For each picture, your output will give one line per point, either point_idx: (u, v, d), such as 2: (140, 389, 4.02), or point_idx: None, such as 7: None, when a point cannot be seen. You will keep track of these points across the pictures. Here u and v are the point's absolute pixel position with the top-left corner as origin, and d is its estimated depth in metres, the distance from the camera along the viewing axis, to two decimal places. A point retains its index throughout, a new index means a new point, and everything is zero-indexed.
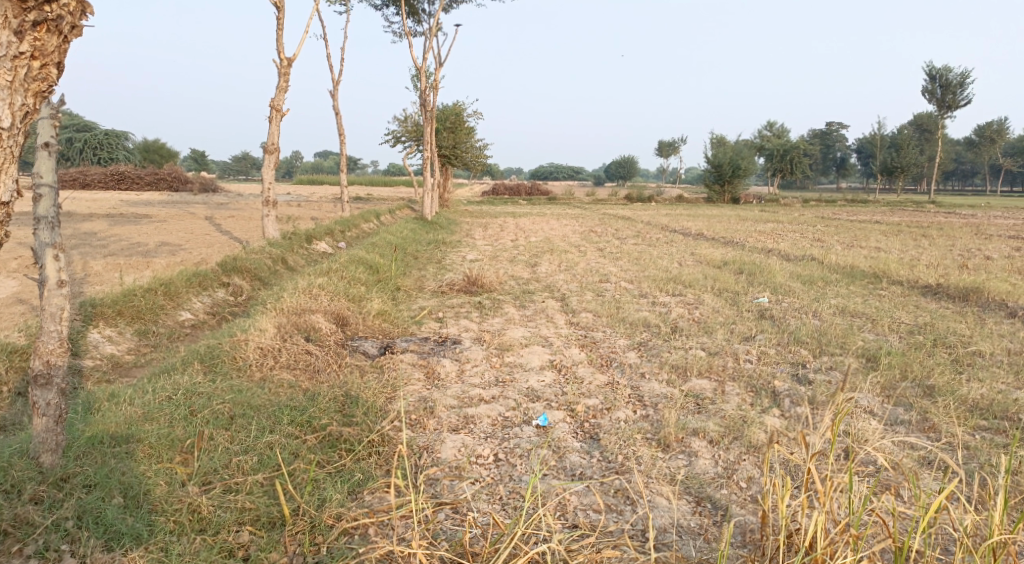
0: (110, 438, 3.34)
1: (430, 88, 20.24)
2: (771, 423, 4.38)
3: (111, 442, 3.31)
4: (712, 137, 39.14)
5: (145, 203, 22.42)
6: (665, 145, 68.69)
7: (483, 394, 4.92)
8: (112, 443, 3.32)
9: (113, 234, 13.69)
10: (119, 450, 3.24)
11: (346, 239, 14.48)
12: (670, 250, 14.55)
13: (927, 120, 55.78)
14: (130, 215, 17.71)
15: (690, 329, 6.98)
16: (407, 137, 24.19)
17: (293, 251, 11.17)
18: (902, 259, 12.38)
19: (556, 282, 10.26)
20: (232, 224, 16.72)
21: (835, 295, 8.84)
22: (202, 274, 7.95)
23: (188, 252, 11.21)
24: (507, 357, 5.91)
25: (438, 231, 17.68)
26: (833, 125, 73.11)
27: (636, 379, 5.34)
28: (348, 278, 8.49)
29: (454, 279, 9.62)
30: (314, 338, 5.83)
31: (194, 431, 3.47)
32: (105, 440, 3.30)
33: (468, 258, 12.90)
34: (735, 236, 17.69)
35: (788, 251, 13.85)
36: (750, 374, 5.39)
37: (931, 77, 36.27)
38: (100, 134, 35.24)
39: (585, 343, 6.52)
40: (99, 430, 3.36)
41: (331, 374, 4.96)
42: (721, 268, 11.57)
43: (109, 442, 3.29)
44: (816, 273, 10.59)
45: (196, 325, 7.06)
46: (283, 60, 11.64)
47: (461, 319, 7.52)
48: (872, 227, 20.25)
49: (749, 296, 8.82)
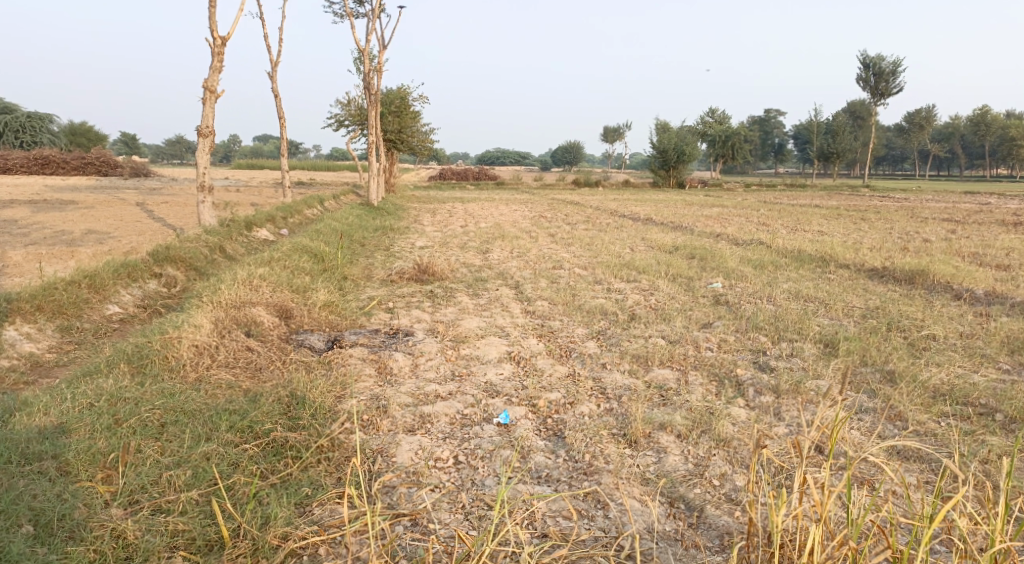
0: (19, 457, 2.91)
1: (375, 70, 19.60)
2: (738, 415, 4.29)
3: (19, 461, 2.88)
4: (658, 123, 39.46)
5: (70, 188, 21.06)
6: (611, 130, 69.09)
7: (440, 390, 4.66)
8: (21, 462, 2.89)
9: (31, 221, 12.69)
10: (29, 470, 2.82)
11: (288, 226, 13.85)
12: (621, 235, 14.51)
13: (860, 107, 57.78)
14: (53, 201, 16.56)
15: (647, 316, 6.87)
16: (352, 121, 23.43)
17: (232, 239, 10.58)
18: (846, 242, 12.67)
19: (509, 269, 10.04)
20: (165, 210, 15.80)
21: (787, 279, 8.91)
22: (132, 265, 7.37)
23: (116, 240, 10.49)
24: (463, 350, 5.66)
25: (385, 217, 17.19)
26: (772, 111, 74.99)
27: (598, 370, 5.18)
28: (292, 268, 8.04)
29: (404, 267, 9.27)
30: (254, 334, 5.42)
31: (119, 442, 3.06)
32: (12, 459, 2.87)
33: (417, 245, 12.53)
34: (683, 220, 17.83)
35: (737, 236, 14.01)
36: (712, 362, 5.30)
37: (866, 65, 37.49)
38: (21, 116, 32.97)
39: (542, 333, 6.33)
40: (4, 447, 2.92)
41: (275, 373, 4.60)
42: (673, 253, 11.58)
43: (17, 461, 2.86)
44: (766, 257, 10.71)
45: (125, 320, 6.53)
46: (217, 37, 10.95)
47: (413, 310, 7.22)
48: (813, 211, 20.76)
49: (703, 281, 8.80)
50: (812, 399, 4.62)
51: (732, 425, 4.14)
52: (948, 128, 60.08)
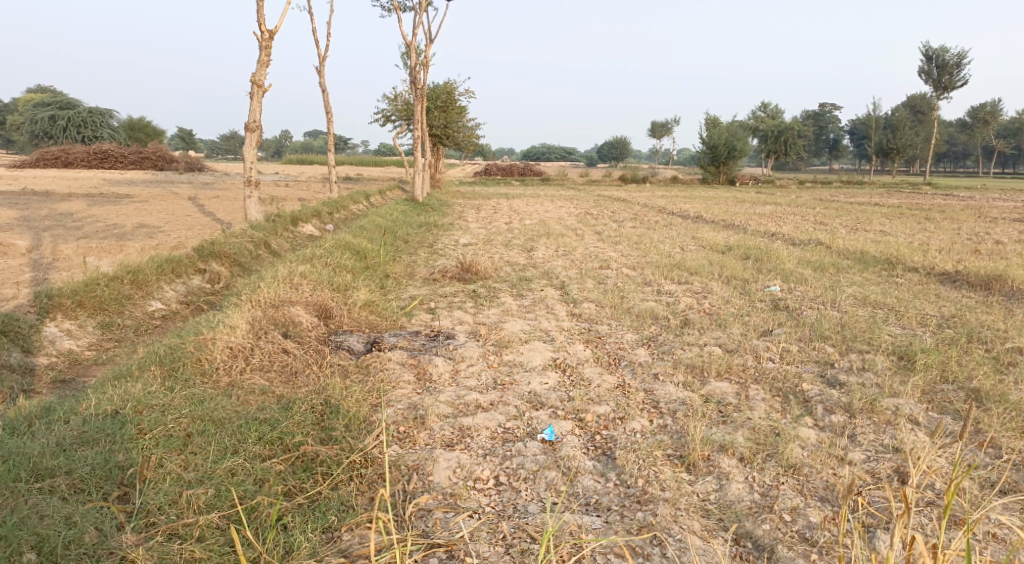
0: (29, 473, 2.76)
1: (421, 65, 19.49)
2: (807, 437, 3.90)
3: (29, 477, 2.74)
4: (707, 118, 38.43)
5: (128, 182, 21.67)
6: (658, 125, 67.83)
7: (481, 400, 4.40)
8: (31, 477, 2.75)
9: (87, 215, 12.98)
10: (39, 487, 2.68)
11: (333, 221, 13.82)
12: (670, 234, 14.02)
13: (921, 101, 55.24)
14: (110, 195, 16.98)
15: (701, 321, 6.46)
16: (398, 116, 23.40)
17: (277, 234, 10.56)
18: (912, 243, 11.91)
19: (554, 268, 9.72)
20: (215, 205, 16.03)
21: (850, 283, 8.34)
22: (176, 260, 7.34)
23: (165, 234, 10.60)
24: (506, 355, 5.38)
25: (429, 213, 17.07)
26: (827, 106, 72.43)
27: (649, 381, 4.83)
28: (334, 265, 7.89)
29: (447, 265, 9.05)
30: (292, 335, 5.26)
31: (138, 456, 2.92)
32: (21, 475, 2.73)
33: (461, 242, 12.31)
34: (734, 218, 17.18)
35: (793, 235, 13.35)
36: (774, 375, 4.89)
37: (928, 57, 35.68)
38: (83, 112, 34.15)
39: (590, 338, 6.00)
40: (14, 462, 2.77)
41: (312, 378, 4.41)
42: (725, 253, 11.07)
43: (26, 477, 2.72)
44: (825, 259, 10.10)
45: (167, 317, 6.48)
46: (264, 31, 10.93)
47: (455, 311, 6.97)
48: (872, 210, 19.77)
49: (760, 284, 8.31)
50: (890, 419, 4.18)
51: (801, 449, 3.75)
52: (1017, 122, 56.93)
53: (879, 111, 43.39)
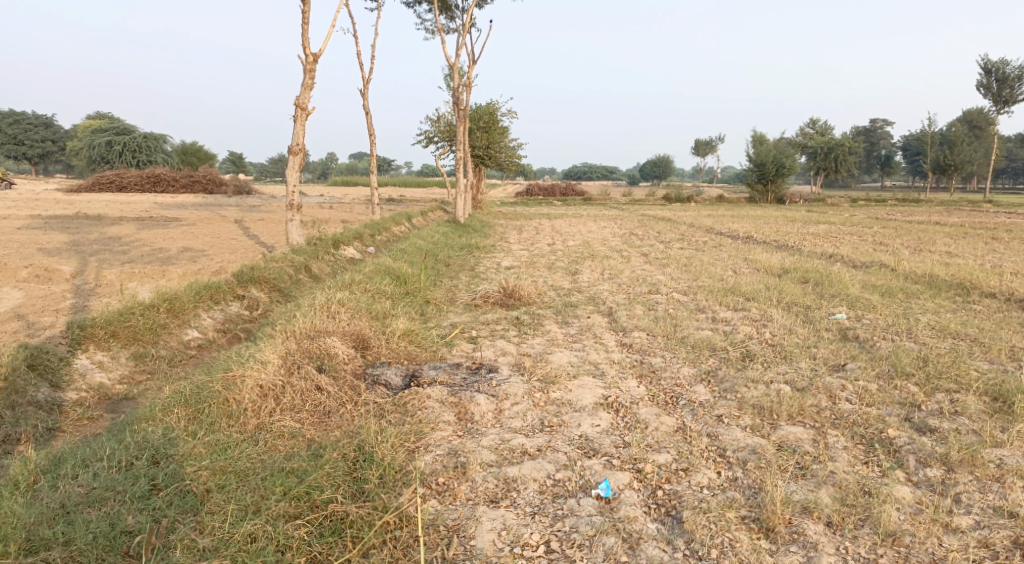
0: (20, 545, 2.66)
1: (464, 86, 19.41)
2: (903, 497, 3.37)
3: (19, 551, 2.63)
4: (753, 136, 37.58)
5: (179, 205, 22.15)
6: (702, 144, 66.85)
7: (527, 445, 4.03)
8: (24, 550, 2.65)
9: (136, 238, 13.17)
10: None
11: (375, 244, 13.71)
12: (720, 256, 13.41)
13: (979, 115, 53.09)
14: (160, 218, 17.32)
15: (764, 354, 5.94)
16: (440, 138, 23.42)
17: (318, 258, 10.46)
18: (985, 266, 11.03)
19: (600, 293, 9.30)
20: (261, 227, 16.20)
21: (923, 310, 7.67)
22: (215, 286, 7.19)
23: (209, 258, 10.62)
24: (552, 392, 4.97)
25: (471, 235, 16.86)
26: (877, 122, 70.27)
27: (712, 424, 4.37)
28: (373, 291, 7.64)
29: (489, 290, 8.73)
30: (326, 370, 4.98)
31: (145, 522, 2.82)
32: (13, 549, 2.63)
33: (503, 266, 11.99)
34: (787, 239, 16.45)
35: (853, 257, 12.60)
36: (854, 419, 4.35)
37: (987, 71, 34.12)
38: (139, 138, 35.44)
39: (643, 372, 5.55)
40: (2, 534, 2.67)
41: (345, 418, 4.18)
42: (782, 277, 10.46)
43: (18, 552, 2.63)
44: (892, 283, 9.39)
45: (203, 346, 6.35)
46: (308, 55, 10.93)
47: (498, 340, 6.61)
48: (935, 229, 18.74)
49: (823, 311, 7.72)
50: (996, 473, 3.58)
51: (898, 512, 3.24)
52: None
53: (935, 127, 41.72)
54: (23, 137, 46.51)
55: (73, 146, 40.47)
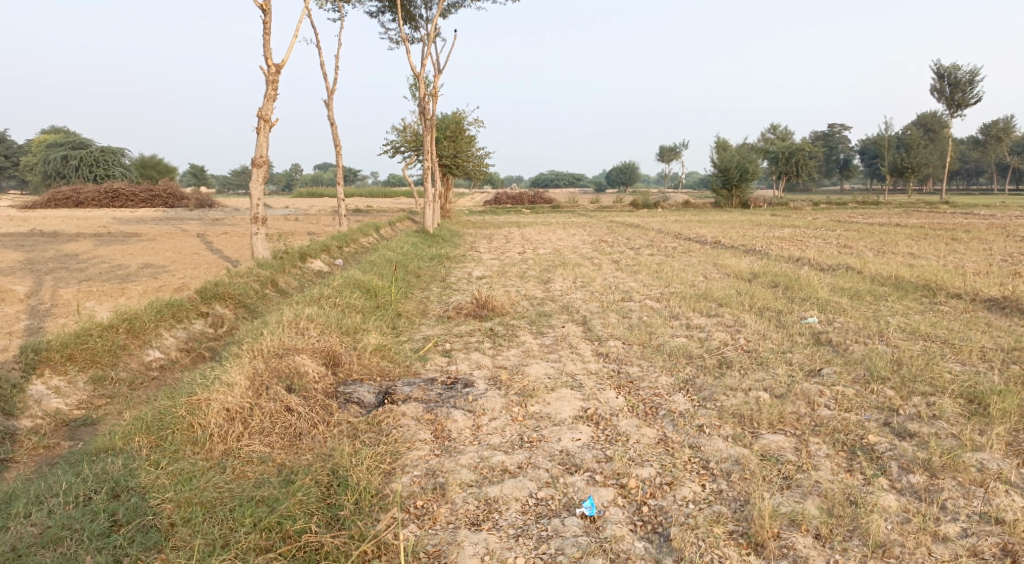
0: None
1: (430, 96, 19.29)
2: (890, 505, 3.35)
3: None
4: (717, 142, 38.17)
5: (138, 220, 21.54)
6: (666, 150, 67.76)
7: (507, 462, 3.92)
8: None
9: (93, 255, 12.71)
10: None
11: (344, 256, 13.47)
12: (690, 261, 13.50)
13: (932, 120, 54.88)
14: (119, 234, 16.79)
15: (741, 361, 5.92)
16: (407, 147, 23.24)
17: (285, 272, 10.20)
18: (947, 266, 11.29)
19: (574, 302, 9.25)
20: (225, 241, 15.80)
21: (892, 312, 7.77)
22: (177, 304, 6.93)
23: (170, 274, 10.28)
24: (531, 406, 4.87)
25: (441, 245, 16.70)
26: (835, 127, 72.09)
27: (693, 435, 4.31)
28: (342, 306, 7.45)
29: (461, 301, 8.60)
30: (295, 389, 4.79)
31: (105, 563, 2.64)
32: None
33: (475, 276, 11.87)
34: (754, 243, 16.67)
35: (820, 260, 12.79)
36: (834, 425, 4.34)
37: (939, 76, 35.27)
38: (96, 151, 34.48)
39: (621, 383, 5.48)
40: None
41: (317, 440, 4.02)
42: (752, 281, 10.55)
43: None
44: (860, 286, 9.53)
45: (165, 367, 6.09)
46: (270, 65, 10.70)
47: (473, 353, 6.49)
48: (896, 230, 19.19)
49: (795, 315, 7.78)
50: (979, 478, 3.59)
51: (886, 522, 3.23)
52: None
53: (891, 131, 42.93)
54: None
55: (25, 161, 39.14)
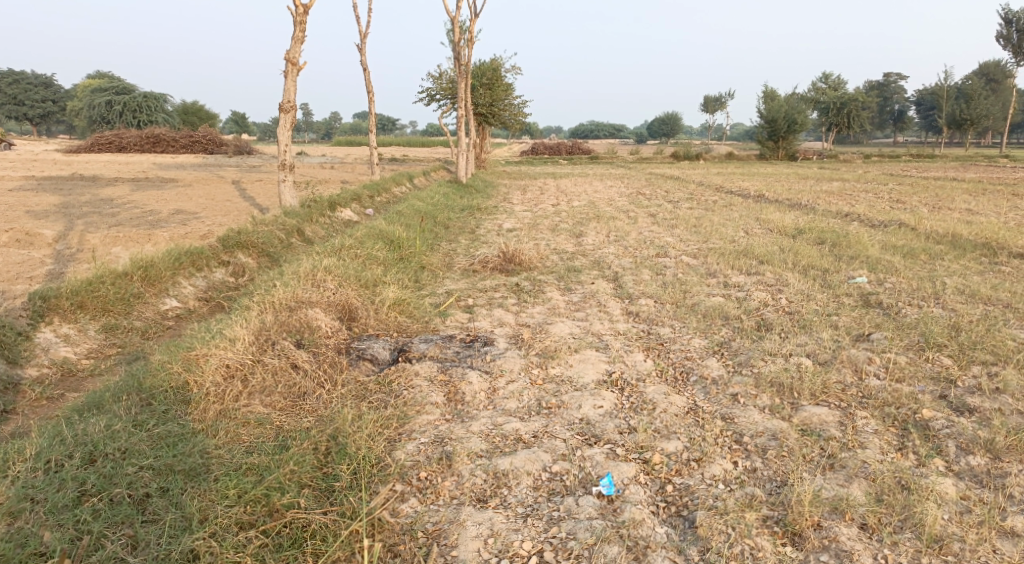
0: None
1: (466, 40, 18.56)
2: (947, 492, 2.97)
3: None
4: (764, 91, 36.39)
5: (177, 166, 21.62)
6: (710, 100, 65.22)
7: (521, 431, 3.65)
8: None
9: (129, 200, 12.72)
10: None
11: (374, 206, 13.23)
12: (731, 216, 12.84)
13: (997, 68, 51.49)
14: (156, 179, 16.84)
15: (782, 323, 5.47)
16: (442, 95, 22.66)
17: (312, 221, 10.01)
18: (1010, 225, 10.44)
19: (605, 257, 8.84)
20: (257, 188, 15.70)
21: (949, 273, 7.15)
22: (197, 252, 6.76)
23: (198, 221, 10.19)
24: (552, 368, 4.58)
25: (474, 196, 16.32)
26: (891, 75, 68.04)
27: (726, 405, 3.97)
28: (363, 258, 7.20)
29: (488, 254, 8.27)
30: (305, 345, 4.58)
31: (68, 535, 2.66)
32: None
33: (505, 228, 11.51)
34: (801, 197, 15.83)
35: (870, 216, 12.02)
36: (884, 398, 3.93)
37: (1007, 21, 32.67)
38: (139, 97, 34.66)
39: (651, 344, 5.13)
40: None
41: (322, 400, 3.85)
42: (796, 238, 9.94)
43: None
44: (913, 244, 8.84)
45: (182, 316, 5.96)
46: (298, 6, 10.26)
47: (496, 309, 6.19)
48: (954, 185, 18.01)
49: (843, 275, 7.22)
50: None
51: (941, 512, 2.86)
52: None
53: (952, 80, 40.28)
54: (23, 98, 45.57)
55: (72, 106, 39.63)
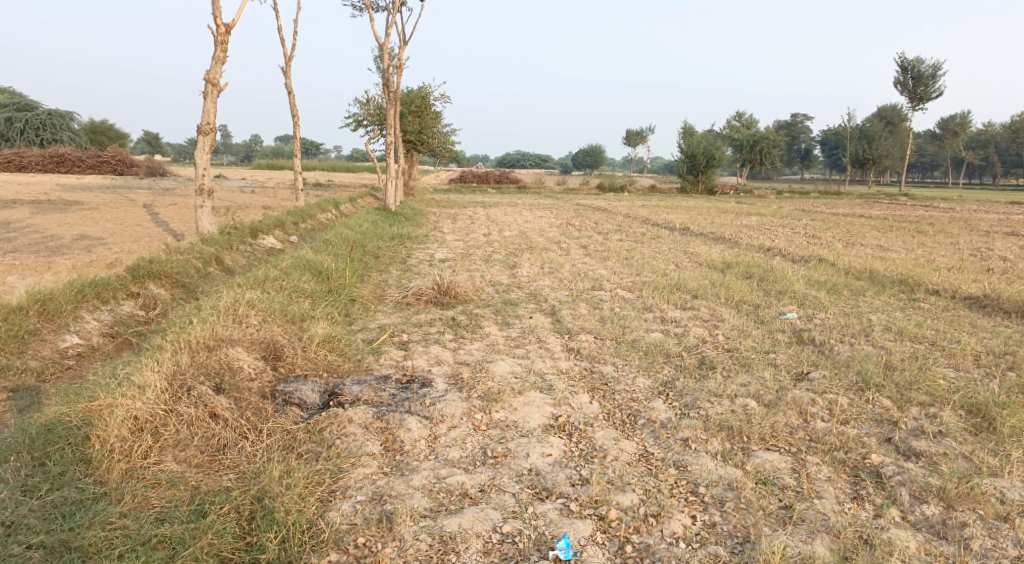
0: None
1: (395, 67, 18.35)
2: (909, 548, 3.01)
3: None
4: (684, 128, 37.93)
5: (83, 187, 20.16)
6: (633, 134, 67.45)
7: (467, 484, 3.38)
8: None
9: (25, 224, 11.63)
10: None
11: (299, 233, 12.67)
12: (660, 249, 13.06)
13: (892, 113, 55.88)
14: (58, 201, 15.56)
15: (723, 361, 5.45)
16: (370, 121, 22.28)
17: (233, 249, 9.42)
18: (918, 260, 11.07)
19: (541, 290, 8.72)
20: (171, 213, 14.76)
21: (872, 309, 7.42)
22: (102, 283, 6.13)
23: (106, 247, 9.40)
24: (496, 412, 4.33)
25: (404, 224, 15.98)
26: (798, 117, 72.63)
27: (678, 451, 3.85)
28: (289, 291, 6.75)
29: (421, 286, 7.97)
30: (225, 389, 4.11)
31: None
32: None
33: (437, 258, 11.25)
34: (724, 231, 16.38)
35: (790, 251, 12.51)
36: (832, 442, 3.93)
37: (903, 69, 35.55)
38: (43, 114, 32.40)
39: (595, 385, 4.97)
40: None
41: (244, 454, 3.46)
42: (725, 271, 10.17)
43: None
44: (835, 279, 9.19)
45: (83, 355, 5.34)
46: (219, 25, 9.77)
47: (433, 347, 5.90)
48: (862, 222, 19.16)
49: (773, 311, 7.37)
50: (1002, 511, 3.28)
51: None
52: (983, 135, 57.38)
53: (853, 123, 43.33)
54: None
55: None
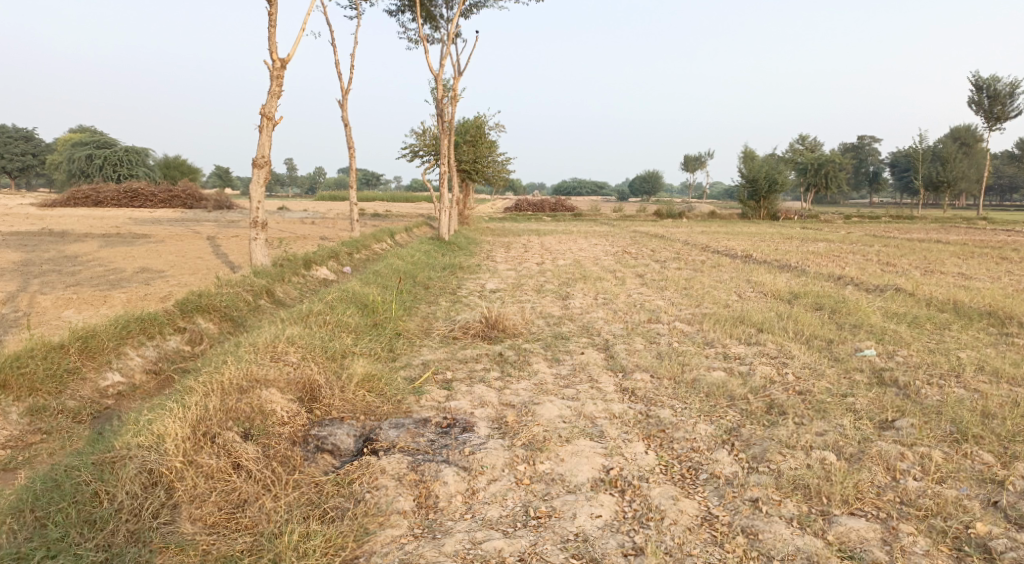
0: None
1: (449, 98, 18.46)
2: None
3: None
4: (744, 152, 36.95)
5: (154, 221, 21.01)
6: (691, 160, 66.39)
7: (505, 552, 3.07)
8: None
9: (93, 257, 12.01)
10: None
11: (352, 264, 12.67)
12: (722, 278, 12.46)
13: (967, 132, 53.10)
14: (128, 235, 16.14)
15: (795, 406, 4.91)
16: (426, 152, 22.50)
17: (284, 281, 9.43)
18: (1008, 290, 10.13)
19: (595, 322, 8.32)
20: (232, 245, 15.11)
21: (960, 346, 6.70)
22: (150, 318, 6.08)
23: (163, 281, 9.56)
24: (541, 464, 3.94)
25: (457, 254, 15.86)
26: (865, 138, 69.89)
27: (746, 514, 3.39)
28: (333, 325, 6.58)
29: (469, 319, 7.69)
30: (254, 436, 3.89)
31: None
32: None
33: (488, 289, 11.00)
34: (789, 258, 15.58)
35: (864, 280, 11.69)
36: (927, 506, 3.41)
37: (979, 88, 33.70)
38: (121, 151, 34.27)
39: (652, 432, 4.53)
40: None
41: (264, 511, 3.20)
42: (792, 302, 9.52)
43: None
44: (916, 311, 8.43)
45: (123, 394, 5.27)
46: (275, 60, 9.95)
47: (477, 385, 5.57)
48: (941, 248, 17.96)
49: (849, 347, 6.74)
50: None
51: None
52: None
53: (925, 144, 41.28)
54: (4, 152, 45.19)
55: (53, 160, 39.09)
